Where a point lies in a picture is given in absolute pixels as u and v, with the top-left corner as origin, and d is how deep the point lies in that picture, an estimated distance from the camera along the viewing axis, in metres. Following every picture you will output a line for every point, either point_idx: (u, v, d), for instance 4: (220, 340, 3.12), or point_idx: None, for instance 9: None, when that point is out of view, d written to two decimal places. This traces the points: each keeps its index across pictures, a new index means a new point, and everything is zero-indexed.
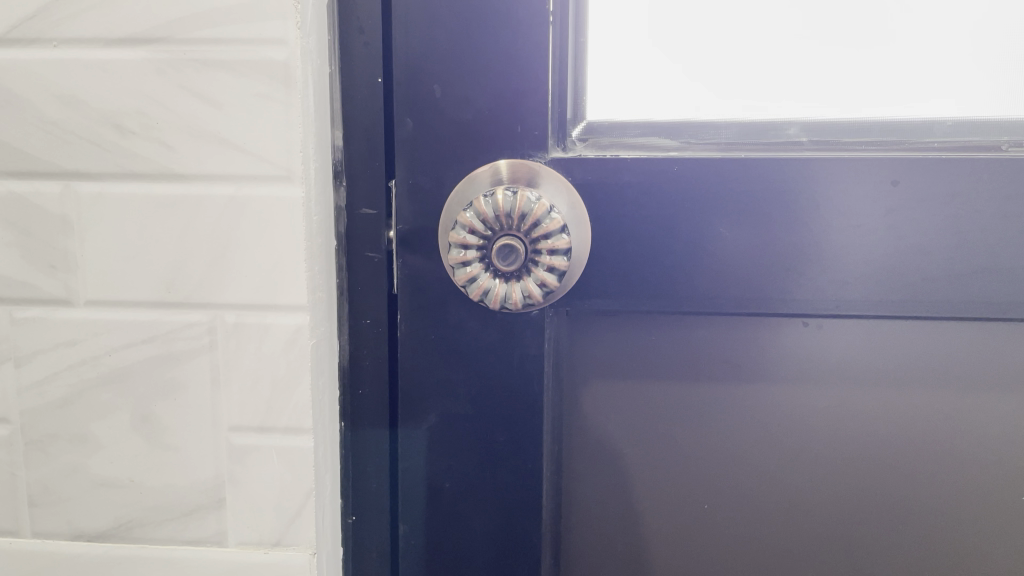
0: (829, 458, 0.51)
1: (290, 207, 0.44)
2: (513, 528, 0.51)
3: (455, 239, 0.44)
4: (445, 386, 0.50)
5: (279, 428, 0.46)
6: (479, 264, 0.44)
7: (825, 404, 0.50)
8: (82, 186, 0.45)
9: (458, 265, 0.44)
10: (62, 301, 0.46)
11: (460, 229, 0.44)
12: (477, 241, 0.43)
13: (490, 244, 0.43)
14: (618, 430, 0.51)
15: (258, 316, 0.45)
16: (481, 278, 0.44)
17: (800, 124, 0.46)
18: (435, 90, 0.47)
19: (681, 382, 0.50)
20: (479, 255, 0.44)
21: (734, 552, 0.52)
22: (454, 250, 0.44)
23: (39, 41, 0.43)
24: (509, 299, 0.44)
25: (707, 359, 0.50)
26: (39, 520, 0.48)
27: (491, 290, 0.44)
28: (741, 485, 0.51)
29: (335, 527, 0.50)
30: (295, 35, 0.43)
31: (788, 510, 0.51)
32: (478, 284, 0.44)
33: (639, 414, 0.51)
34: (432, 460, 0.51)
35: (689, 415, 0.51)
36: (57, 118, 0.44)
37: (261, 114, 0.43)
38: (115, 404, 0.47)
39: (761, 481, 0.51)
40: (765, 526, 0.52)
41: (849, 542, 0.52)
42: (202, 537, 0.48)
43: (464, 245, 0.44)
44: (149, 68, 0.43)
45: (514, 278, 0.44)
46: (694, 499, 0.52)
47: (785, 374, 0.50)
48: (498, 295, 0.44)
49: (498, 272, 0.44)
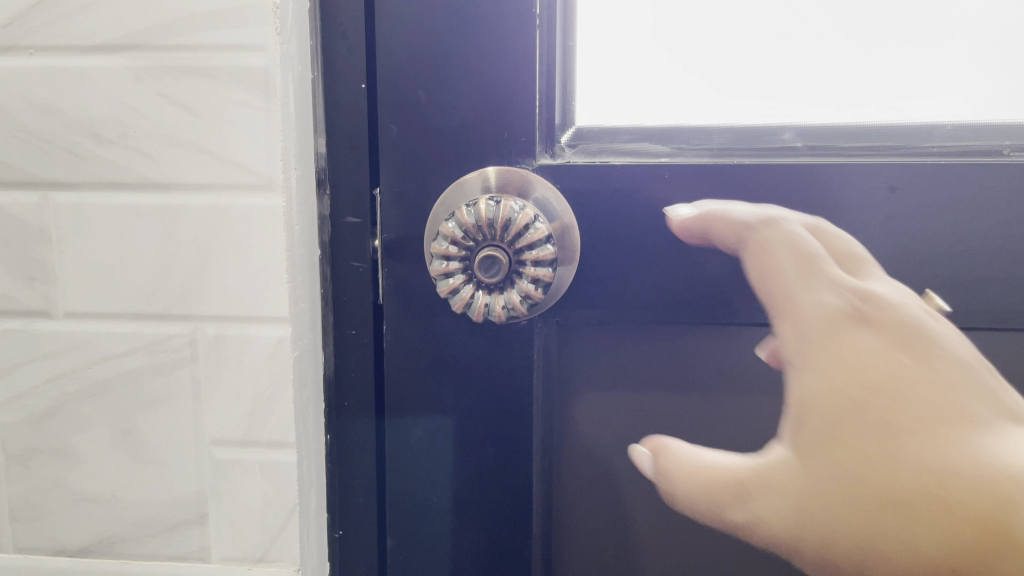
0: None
1: (271, 217, 0.43)
2: (502, 541, 0.50)
3: (437, 250, 0.43)
4: (431, 397, 0.49)
5: (261, 442, 0.45)
6: (462, 276, 0.43)
7: None
8: (59, 196, 0.44)
9: (440, 277, 0.43)
10: (41, 313, 0.45)
11: (442, 240, 0.43)
12: (459, 252, 0.43)
13: (473, 255, 0.43)
14: (608, 439, 0.50)
15: (239, 328, 0.44)
16: (464, 291, 0.43)
17: (795, 128, 0.45)
18: (420, 95, 0.45)
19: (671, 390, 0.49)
20: (461, 266, 0.43)
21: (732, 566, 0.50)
22: (435, 261, 0.43)
23: (15, 48, 0.42)
24: (492, 311, 0.43)
25: (700, 367, 0.49)
26: (21, 535, 0.48)
27: (474, 302, 0.43)
28: None
29: (320, 542, 0.49)
30: (275, 41, 0.42)
31: None
32: (461, 297, 0.43)
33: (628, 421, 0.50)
34: (418, 473, 0.50)
35: (689, 428, 0.49)
36: (35, 127, 0.43)
37: (240, 121, 0.42)
38: (95, 417, 0.46)
39: None
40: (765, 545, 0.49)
41: None
42: (185, 552, 0.47)
43: (446, 257, 0.43)
44: (126, 75, 0.42)
45: (498, 290, 0.43)
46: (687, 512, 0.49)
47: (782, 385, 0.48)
48: (481, 308, 0.43)
49: (481, 284, 0.43)
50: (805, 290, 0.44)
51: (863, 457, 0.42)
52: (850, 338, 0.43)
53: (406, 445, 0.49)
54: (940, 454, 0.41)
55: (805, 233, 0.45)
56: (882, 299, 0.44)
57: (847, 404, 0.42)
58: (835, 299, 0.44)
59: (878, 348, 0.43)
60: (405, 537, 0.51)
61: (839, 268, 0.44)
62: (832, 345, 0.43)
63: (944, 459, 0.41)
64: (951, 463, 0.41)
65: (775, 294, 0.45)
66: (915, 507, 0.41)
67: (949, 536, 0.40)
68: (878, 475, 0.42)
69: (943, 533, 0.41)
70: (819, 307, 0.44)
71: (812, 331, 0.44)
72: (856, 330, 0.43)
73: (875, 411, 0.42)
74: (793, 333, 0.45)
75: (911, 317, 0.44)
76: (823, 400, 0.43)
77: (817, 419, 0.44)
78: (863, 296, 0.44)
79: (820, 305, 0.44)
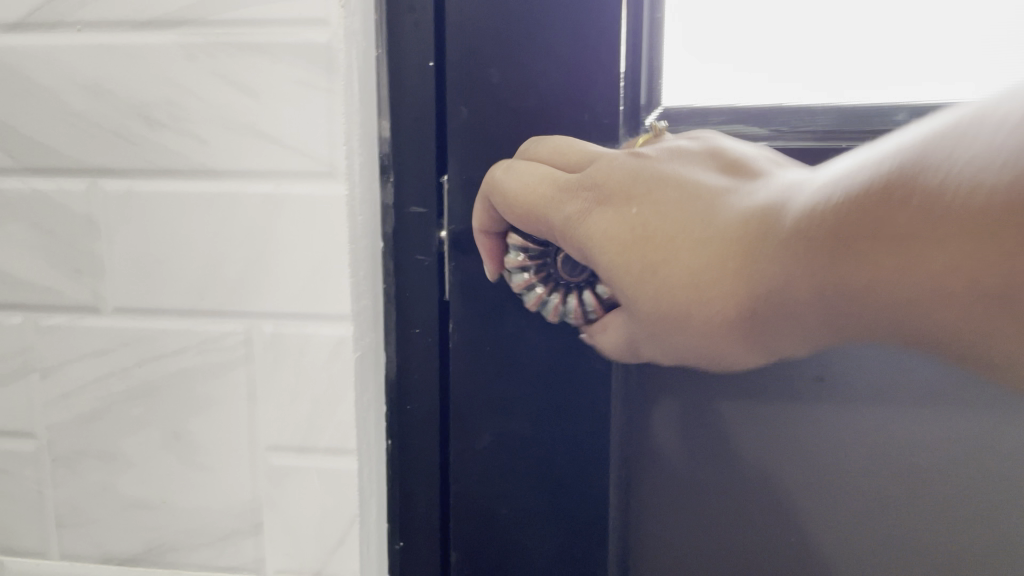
0: (939, 458, 0.45)
1: (332, 207, 0.40)
2: (574, 561, 0.46)
3: (514, 263, 0.41)
4: (501, 402, 0.45)
5: (320, 448, 0.42)
6: (545, 283, 0.41)
7: (887, 424, 0.45)
8: (109, 183, 0.41)
9: (524, 291, 0.42)
10: (90, 309, 0.42)
11: (514, 252, 0.41)
12: (535, 259, 0.41)
13: (551, 257, 0.41)
14: (671, 438, 0.47)
15: (298, 326, 0.41)
16: (553, 299, 0.41)
17: (910, 109, 0.41)
18: (493, 75, 0.42)
19: (743, 394, 0.46)
20: (542, 274, 0.41)
21: (777, 554, 0.48)
22: (514, 276, 0.42)
23: (62, 24, 0.40)
24: (592, 308, 0.41)
25: (771, 373, 0.45)
26: (68, 541, 0.45)
27: (568, 305, 0.41)
28: (789, 487, 0.47)
29: (380, 551, 0.46)
30: (338, 14, 0.38)
31: (837, 509, 0.47)
32: (552, 306, 0.41)
33: (689, 422, 0.47)
34: (483, 483, 0.46)
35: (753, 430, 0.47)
36: (83, 110, 0.40)
37: (301, 102, 0.39)
38: (145, 419, 0.43)
39: (813, 487, 0.47)
40: (816, 528, 0.48)
41: (899, 545, 0.47)
42: (239, 563, 0.44)
43: (522, 267, 0.41)
44: (178, 52, 0.39)
45: (590, 285, 0.41)
46: (740, 505, 0.48)
47: (848, 392, 0.45)
48: (579, 308, 0.41)
49: (569, 285, 0.41)
50: (548, 215, 0.39)
51: (647, 279, 0.37)
52: (592, 228, 0.38)
53: (473, 452, 0.46)
54: (661, 221, 0.37)
55: (520, 169, 0.39)
56: (589, 158, 0.39)
57: (631, 261, 0.37)
58: (573, 206, 0.38)
59: (617, 219, 0.38)
60: (470, 550, 0.47)
61: (564, 169, 0.40)
62: (591, 243, 0.38)
63: (680, 233, 0.37)
64: (709, 220, 0.36)
65: (544, 231, 0.39)
66: (699, 283, 0.36)
67: (785, 279, 0.33)
68: (663, 288, 0.36)
69: (780, 278, 0.34)
70: (561, 218, 0.38)
71: (582, 231, 0.38)
72: (594, 216, 0.38)
73: (632, 236, 0.37)
74: (573, 250, 0.39)
75: (599, 156, 0.39)
76: (610, 276, 0.38)
77: (627, 283, 0.37)
78: (589, 181, 0.38)
79: (570, 219, 0.38)
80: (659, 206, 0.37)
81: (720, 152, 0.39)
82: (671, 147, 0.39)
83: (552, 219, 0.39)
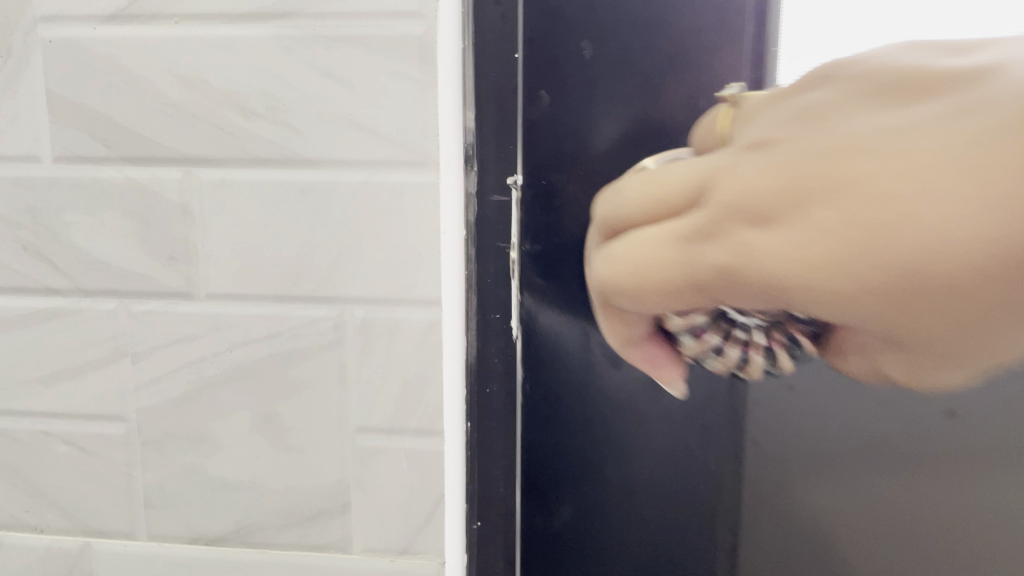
0: (978, 484, 0.50)
1: (424, 195, 0.41)
2: (661, 539, 0.52)
3: (694, 348, 0.36)
4: (580, 432, 0.49)
5: (408, 429, 0.44)
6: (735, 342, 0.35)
7: (949, 450, 0.49)
8: (205, 173, 0.42)
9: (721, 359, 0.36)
10: (183, 295, 0.43)
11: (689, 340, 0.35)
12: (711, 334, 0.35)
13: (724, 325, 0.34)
14: (752, 426, 0.50)
15: (389, 311, 0.42)
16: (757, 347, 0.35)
17: None
18: (585, 48, 0.43)
19: (838, 395, 0.49)
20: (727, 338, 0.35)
21: (800, 539, 0.53)
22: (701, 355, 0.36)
23: (160, 16, 0.40)
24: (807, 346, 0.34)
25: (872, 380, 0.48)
26: (156, 522, 0.46)
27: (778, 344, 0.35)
28: (835, 485, 0.51)
29: (460, 531, 0.48)
30: (434, 7, 0.39)
31: (868, 509, 0.52)
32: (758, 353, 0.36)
33: (775, 416, 0.50)
34: (556, 509, 0.51)
35: (829, 428, 0.50)
36: (178, 100, 0.41)
37: (394, 93, 0.40)
38: (236, 402, 0.44)
39: (857, 489, 0.51)
40: (843, 523, 0.52)
41: (908, 553, 0.52)
42: (326, 543, 0.45)
43: (705, 347, 0.35)
44: (275, 44, 0.40)
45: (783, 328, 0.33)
46: (789, 491, 0.52)
47: (931, 414, 0.49)
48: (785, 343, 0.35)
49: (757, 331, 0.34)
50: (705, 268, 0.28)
51: (892, 295, 0.24)
52: (759, 261, 0.27)
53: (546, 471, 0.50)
54: (873, 201, 0.24)
55: (636, 246, 0.31)
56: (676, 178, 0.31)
57: (876, 278, 0.24)
58: (723, 251, 0.28)
59: (798, 234, 0.26)
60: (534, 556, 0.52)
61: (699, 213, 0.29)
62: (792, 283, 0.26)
63: (914, 209, 0.23)
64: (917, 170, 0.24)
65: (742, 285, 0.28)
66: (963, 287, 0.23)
67: None
68: (922, 305, 0.24)
69: None
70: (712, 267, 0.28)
71: (754, 270, 0.27)
72: (755, 235, 0.27)
73: (846, 249, 0.24)
74: (772, 305, 0.27)
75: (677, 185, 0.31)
76: (850, 302, 0.25)
77: (885, 306, 0.25)
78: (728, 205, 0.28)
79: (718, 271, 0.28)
80: (852, 190, 0.25)
81: (854, 73, 0.28)
82: (779, 105, 0.29)
83: (707, 282, 0.29)
